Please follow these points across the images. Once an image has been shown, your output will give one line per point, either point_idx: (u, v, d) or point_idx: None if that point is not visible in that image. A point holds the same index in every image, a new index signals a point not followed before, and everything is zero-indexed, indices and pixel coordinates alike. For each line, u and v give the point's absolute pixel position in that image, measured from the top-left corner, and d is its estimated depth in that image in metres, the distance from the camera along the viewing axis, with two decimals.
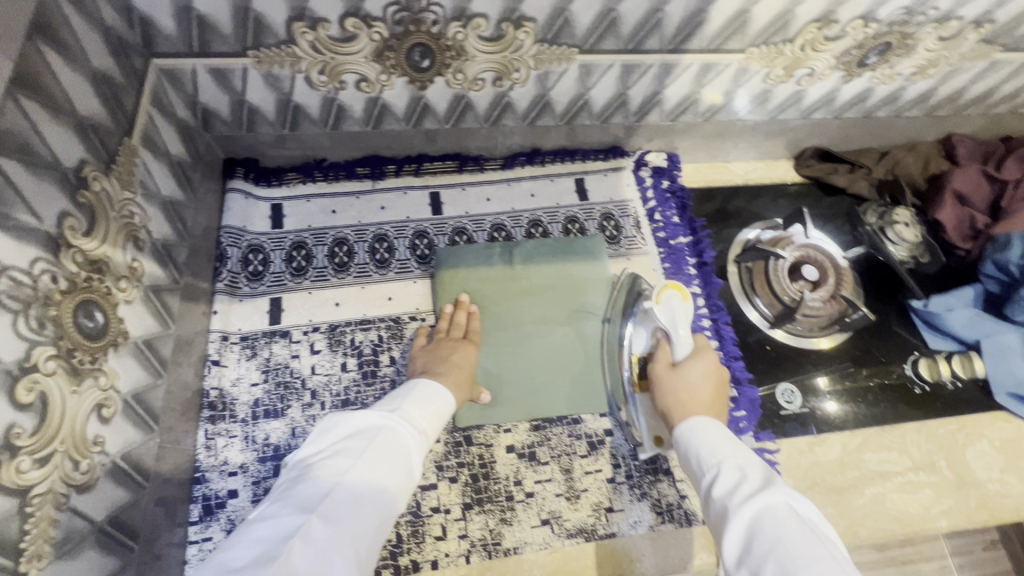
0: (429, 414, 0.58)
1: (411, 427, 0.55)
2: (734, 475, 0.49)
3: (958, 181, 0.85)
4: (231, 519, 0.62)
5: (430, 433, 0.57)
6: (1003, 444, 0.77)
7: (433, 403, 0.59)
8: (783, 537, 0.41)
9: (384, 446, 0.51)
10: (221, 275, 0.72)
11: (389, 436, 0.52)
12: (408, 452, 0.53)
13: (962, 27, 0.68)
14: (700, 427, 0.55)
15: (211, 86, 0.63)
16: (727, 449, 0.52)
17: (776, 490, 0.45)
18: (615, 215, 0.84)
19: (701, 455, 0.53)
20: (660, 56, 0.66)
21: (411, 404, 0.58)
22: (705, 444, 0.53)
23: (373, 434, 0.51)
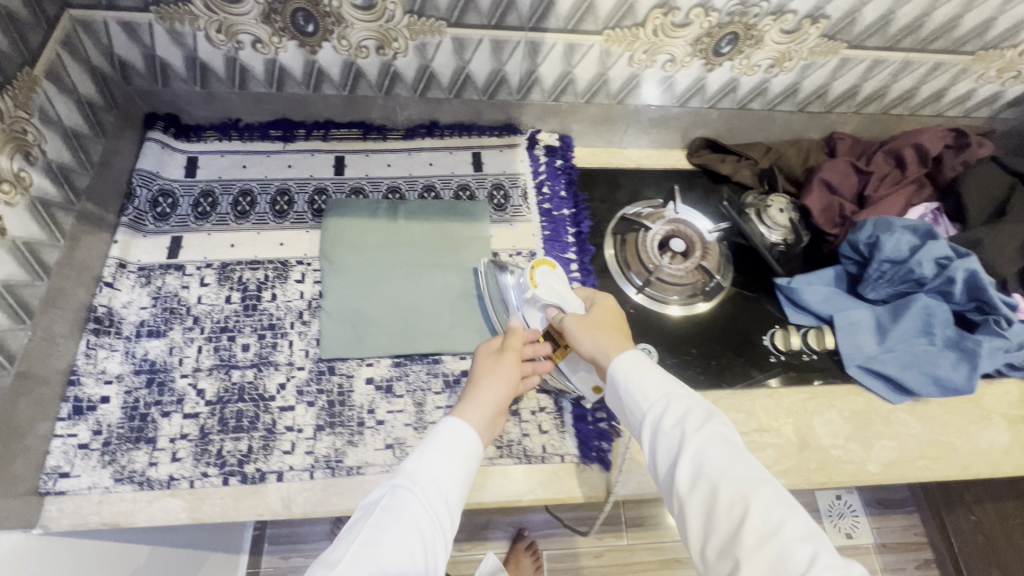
0: (447, 474, 0.57)
1: (410, 488, 0.55)
2: (678, 408, 0.58)
3: (827, 171, 0.90)
4: (98, 421, 0.68)
5: (456, 493, 0.57)
6: (851, 414, 0.81)
7: (447, 449, 0.59)
8: (730, 466, 0.53)
9: (384, 522, 0.53)
10: (127, 211, 0.80)
11: (389, 509, 0.54)
12: (421, 522, 0.53)
13: (799, 20, 0.75)
14: (637, 362, 0.63)
15: (123, 38, 0.72)
16: (661, 383, 0.61)
17: (715, 422, 0.57)
18: (505, 186, 0.91)
19: (643, 392, 0.61)
20: (523, 34, 0.75)
21: (417, 459, 0.58)
22: (650, 380, 0.61)
23: (374, 517, 0.53)
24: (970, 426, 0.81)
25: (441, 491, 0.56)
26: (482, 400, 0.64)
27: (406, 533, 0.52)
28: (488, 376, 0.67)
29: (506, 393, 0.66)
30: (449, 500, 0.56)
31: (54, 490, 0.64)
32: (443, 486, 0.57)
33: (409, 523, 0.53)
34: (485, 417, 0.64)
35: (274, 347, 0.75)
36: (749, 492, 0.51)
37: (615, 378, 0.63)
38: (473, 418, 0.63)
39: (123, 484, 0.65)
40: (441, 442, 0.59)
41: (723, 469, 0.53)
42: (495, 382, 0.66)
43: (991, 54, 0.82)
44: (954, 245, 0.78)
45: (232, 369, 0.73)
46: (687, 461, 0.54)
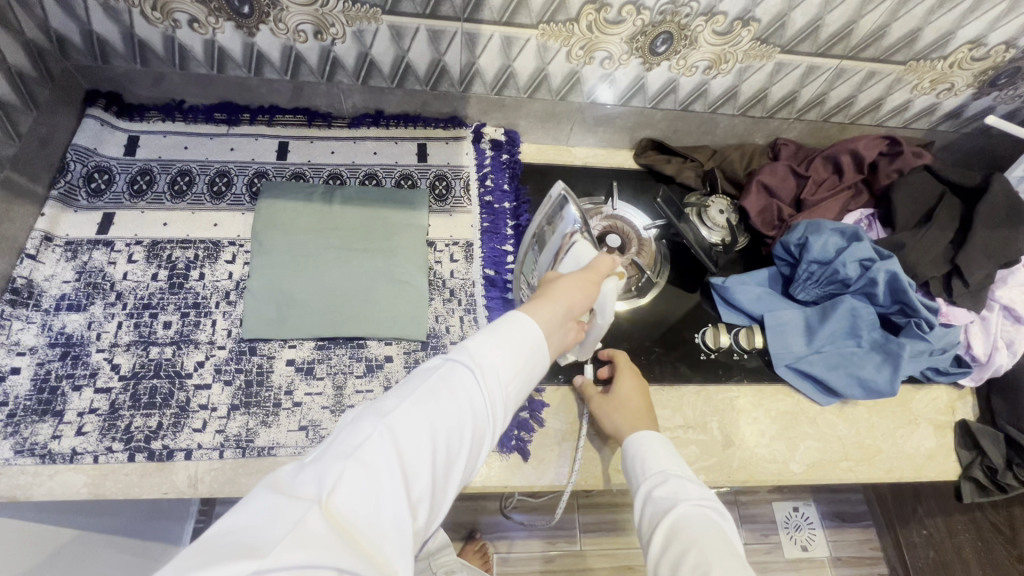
0: (515, 364, 0.52)
1: (475, 371, 0.49)
2: (677, 481, 0.59)
3: (766, 174, 0.91)
4: (6, 391, 0.67)
5: (515, 389, 0.52)
6: (779, 414, 0.80)
7: (519, 344, 0.52)
8: (706, 536, 0.53)
9: (442, 392, 0.47)
10: (58, 185, 0.80)
11: (449, 381, 0.48)
12: (480, 406, 0.48)
13: (730, 22, 0.76)
14: (656, 438, 0.65)
15: (59, 13, 0.73)
16: (665, 459, 0.62)
17: (708, 503, 0.57)
18: (448, 177, 0.91)
19: (647, 461, 0.63)
20: (459, 24, 0.76)
21: (488, 341, 0.51)
22: (661, 453, 0.63)
23: (431, 383, 0.47)
24: (897, 430, 0.81)
25: (503, 381, 0.51)
26: (560, 299, 0.59)
27: (464, 414, 0.47)
28: (566, 280, 0.61)
29: (575, 309, 0.60)
30: (507, 395, 0.51)
31: None
32: (505, 378, 0.51)
33: (468, 403, 0.47)
34: (558, 321, 0.58)
35: (196, 326, 0.74)
36: (715, 561, 0.50)
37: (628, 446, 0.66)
38: (543, 313, 0.57)
39: (23, 456, 0.64)
40: (515, 331, 0.53)
41: (696, 536, 0.53)
42: (572, 288, 0.61)
43: (922, 65, 0.84)
44: (879, 248, 0.79)
45: (150, 345, 0.72)
46: (668, 524, 0.55)
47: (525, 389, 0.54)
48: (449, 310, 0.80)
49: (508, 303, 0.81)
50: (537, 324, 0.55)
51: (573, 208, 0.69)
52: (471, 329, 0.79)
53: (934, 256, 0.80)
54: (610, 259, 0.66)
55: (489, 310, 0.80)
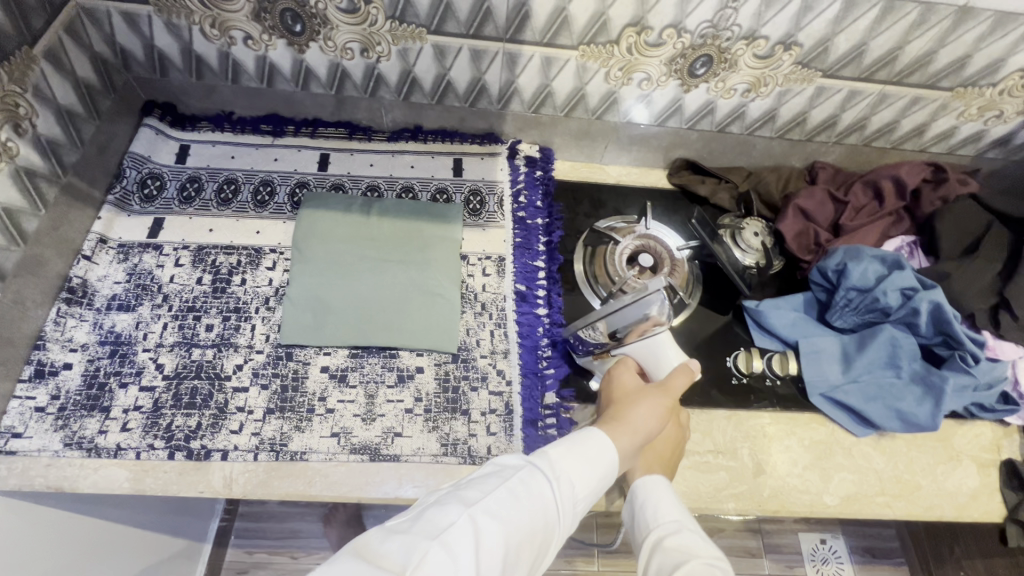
0: (586, 477, 0.55)
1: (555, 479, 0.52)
2: (686, 532, 0.58)
3: (804, 198, 0.90)
4: (58, 386, 0.70)
5: (582, 501, 0.54)
6: (812, 443, 0.78)
7: (593, 458, 0.56)
8: None
9: (524, 494, 0.50)
10: (114, 190, 0.83)
11: (530, 484, 0.51)
12: (553, 519, 0.51)
13: (771, 46, 0.76)
14: (665, 489, 0.63)
15: (124, 28, 0.77)
16: (674, 508, 0.61)
17: (719, 566, 0.53)
18: (482, 192, 0.93)
19: (656, 509, 0.61)
20: (501, 44, 0.77)
21: (568, 450, 0.55)
22: (669, 505, 0.61)
23: (515, 484, 0.50)
24: (938, 467, 0.78)
25: (574, 492, 0.54)
26: (638, 426, 0.62)
27: (539, 520, 0.49)
28: (647, 405, 0.65)
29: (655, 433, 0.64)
30: (574, 508, 0.54)
31: (5, 449, 0.66)
32: (577, 490, 0.54)
33: (544, 513, 0.50)
34: (636, 447, 0.62)
35: (237, 330, 0.77)
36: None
37: (634, 494, 0.64)
38: (623, 442, 0.60)
39: (72, 449, 0.66)
40: (592, 447, 0.57)
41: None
42: (650, 408, 0.65)
43: (969, 91, 0.82)
44: (922, 278, 0.78)
45: (193, 347, 0.75)
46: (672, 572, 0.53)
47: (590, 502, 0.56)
48: (480, 324, 0.81)
49: (538, 319, 0.82)
50: (616, 451, 0.58)
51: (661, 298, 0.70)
52: (501, 343, 0.79)
53: (979, 288, 0.78)
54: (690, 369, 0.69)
55: (519, 325, 0.81)
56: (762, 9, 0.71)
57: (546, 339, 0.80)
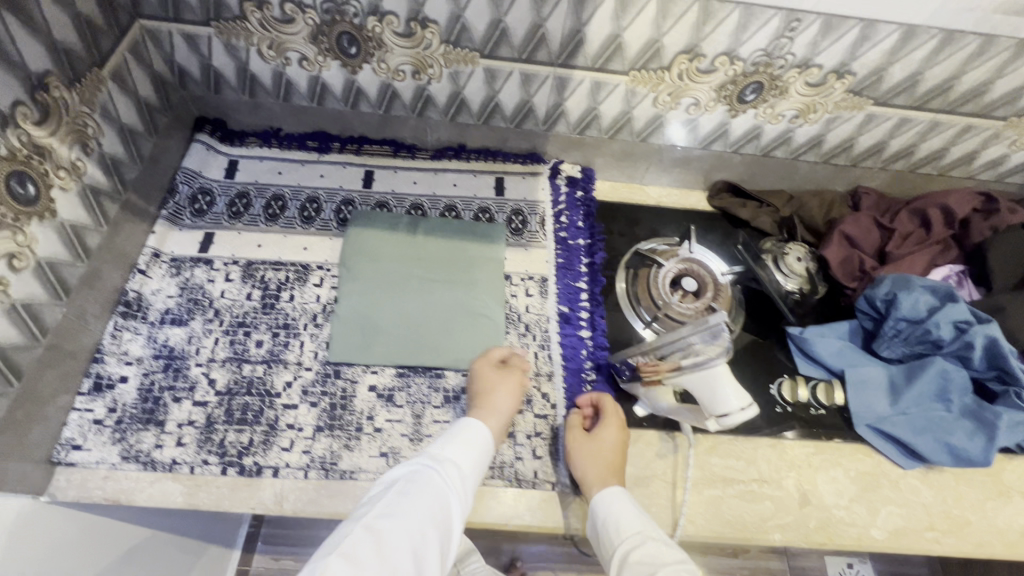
0: (468, 455, 0.64)
1: (434, 466, 0.61)
2: (651, 545, 0.61)
3: (849, 225, 0.89)
4: (114, 399, 0.71)
5: (472, 474, 0.64)
6: (858, 475, 0.77)
7: (468, 443, 0.65)
8: None
9: (410, 489, 0.59)
10: (167, 205, 0.85)
11: (414, 481, 0.60)
12: (447, 494, 0.60)
13: (824, 74, 0.76)
14: (622, 497, 0.66)
15: (184, 48, 0.78)
16: (634, 520, 0.64)
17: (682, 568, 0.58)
18: (524, 212, 0.93)
19: (618, 524, 0.64)
20: (552, 69, 0.78)
21: (442, 446, 0.65)
22: (626, 514, 0.64)
23: (398, 485, 0.59)
24: (987, 502, 0.76)
25: (460, 468, 0.63)
26: (500, 407, 0.70)
27: (430, 502, 0.58)
28: (505, 387, 0.72)
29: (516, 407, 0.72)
30: (467, 481, 0.63)
31: (65, 461, 0.67)
32: (460, 467, 0.63)
33: (435, 492, 0.59)
34: (504, 425, 0.70)
35: (286, 346, 0.78)
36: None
37: (594, 510, 0.66)
38: (492, 424, 0.69)
39: (129, 463, 0.68)
40: (464, 433, 0.66)
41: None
42: (507, 390, 0.72)
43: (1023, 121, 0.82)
44: (975, 310, 0.77)
45: (244, 363, 0.76)
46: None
47: (480, 474, 0.65)
48: (523, 345, 0.81)
49: (581, 341, 0.82)
50: (487, 430, 0.68)
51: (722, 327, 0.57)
52: (545, 366, 0.80)
53: None
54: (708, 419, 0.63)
55: (562, 348, 0.81)
56: (818, 39, 0.71)
57: (589, 363, 0.80)
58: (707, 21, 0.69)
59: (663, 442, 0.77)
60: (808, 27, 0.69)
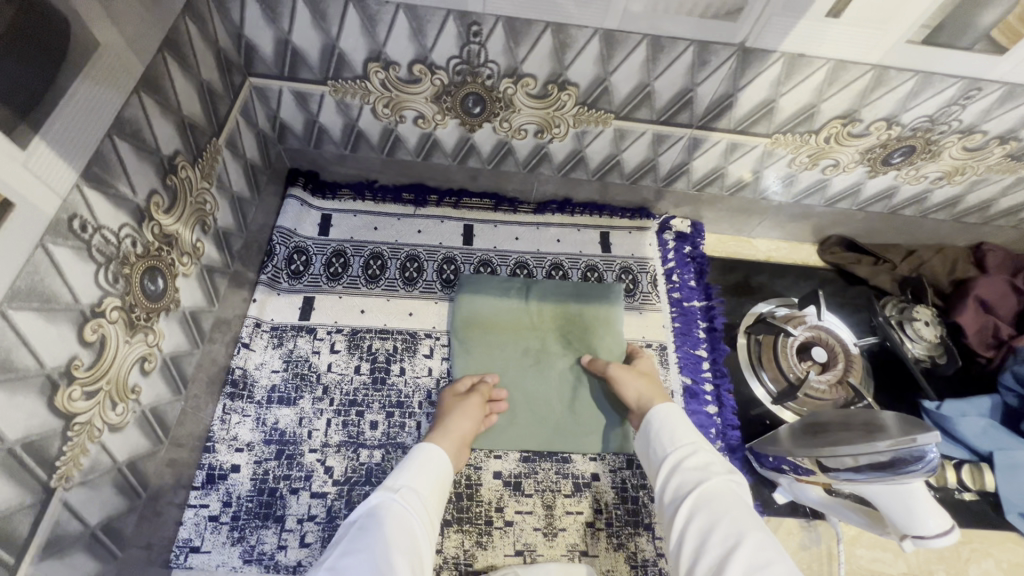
0: (429, 479, 0.59)
1: (393, 496, 0.56)
2: (707, 454, 0.59)
3: (983, 288, 0.84)
4: (228, 491, 0.66)
5: (435, 502, 0.59)
6: (1010, 566, 0.74)
7: (426, 467, 0.60)
8: (734, 510, 0.52)
9: (370, 524, 0.53)
10: (266, 269, 0.80)
11: (374, 514, 0.54)
12: (412, 521, 0.54)
13: (987, 140, 0.70)
14: (676, 413, 0.65)
15: (292, 105, 0.73)
16: (692, 432, 0.62)
17: (735, 480, 0.57)
18: (634, 270, 0.88)
19: (674, 432, 0.62)
20: (689, 131, 0.72)
21: (400, 472, 0.59)
22: (676, 428, 0.63)
23: (358, 523, 0.53)
24: None
25: (419, 492, 0.58)
26: (454, 429, 0.66)
27: (393, 532, 0.52)
28: (460, 410, 0.68)
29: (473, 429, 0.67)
30: (428, 504, 0.58)
31: (183, 566, 0.62)
32: (420, 492, 0.58)
33: (400, 520, 0.54)
34: (458, 449, 0.66)
35: (402, 428, 0.72)
36: (748, 527, 0.51)
37: (650, 422, 0.66)
38: (448, 446, 0.64)
39: (251, 565, 0.63)
40: (419, 456, 0.61)
41: (729, 497, 0.54)
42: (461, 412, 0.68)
43: None
44: None
45: (360, 447, 0.71)
46: (698, 492, 0.55)
47: (442, 498, 0.60)
48: None
49: (710, 420, 0.78)
50: (445, 453, 0.63)
51: (928, 445, 0.53)
52: None
53: None
54: (898, 534, 0.57)
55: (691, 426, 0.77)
56: (993, 106, 0.65)
57: (720, 444, 0.76)
58: (877, 88, 0.64)
59: (806, 531, 0.74)
60: (986, 96, 0.63)
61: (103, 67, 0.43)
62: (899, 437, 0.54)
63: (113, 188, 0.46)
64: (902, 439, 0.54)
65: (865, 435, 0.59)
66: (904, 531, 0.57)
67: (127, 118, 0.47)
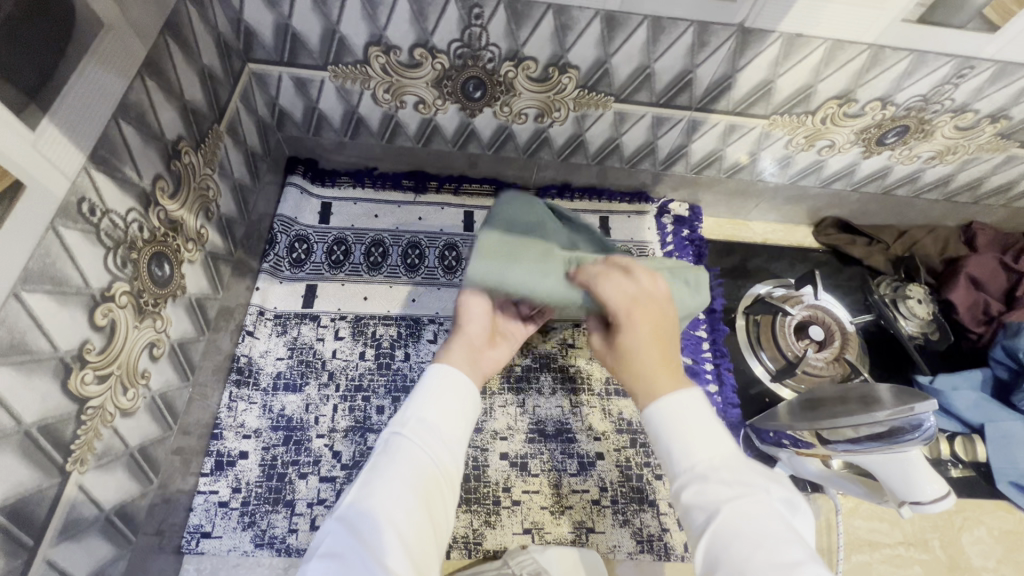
0: (450, 409, 0.50)
1: (403, 434, 0.47)
2: (721, 479, 0.43)
3: (974, 266, 0.86)
4: (237, 477, 0.66)
5: (459, 436, 0.50)
6: (1002, 534, 0.76)
7: (446, 397, 0.50)
8: (761, 559, 0.38)
9: (383, 469, 0.45)
10: (268, 257, 0.80)
11: (390, 454, 0.46)
12: (426, 460, 0.46)
13: (978, 119, 0.71)
14: (671, 411, 0.46)
15: (291, 91, 0.72)
16: (704, 445, 0.44)
17: (759, 500, 0.41)
18: (633, 253, 0.89)
19: (675, 445, 0.45)
20: (688, 113, 0.73)
21: (415, 402, 0.50)
22: (675, 435, 0.45)
23: (371, 467, 0.46)
24: None
25: (440, 428, 0.49)
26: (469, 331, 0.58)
27: (412, 477, 0.45)
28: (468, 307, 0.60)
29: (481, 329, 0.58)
30: (452, 441, 0.49)
31: (195, 551, 0.63)
32: (442, 432, 0.49)
33: (410, 462, 0.46)
34: (473, 354, 0.57)
35: None
36: None
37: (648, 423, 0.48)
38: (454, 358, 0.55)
39: (262, 549, 0.63)
40: (435, 384, 0.51)
41: (756, 548, 0.39)
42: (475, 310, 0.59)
43: None
44: None
45: (367, 432, 0.71)
46: (709, 539, 0.41)
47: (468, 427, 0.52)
48: None
49: (710, 399, 0.79)
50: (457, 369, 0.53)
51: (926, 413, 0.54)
52: None
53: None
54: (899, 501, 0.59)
55: None
56: (984, 85, 0.66)
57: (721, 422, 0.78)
58: (873, 68, 0.65)
59: (806, 505, 0.75)
60: (978, 74, 0.65)
61: (109, 50, 0.43)
62: (898, 406, 0.55)
63: (120, 172, 0.46)
64: (901, 407, 0.55)
65: (864, 406, 0.60)
66: (904, 499, 0.58)
67: (132, 101, 0.47)
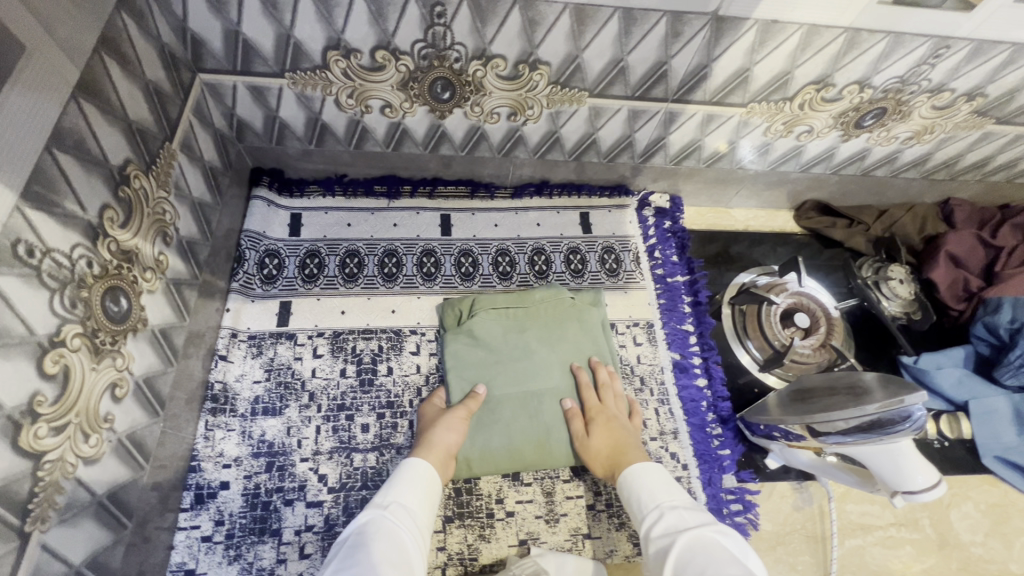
0: (418, 493, 0.57)
1: (386, 514, 0.53)
2: (676, 513, 0.52)
3: (954, 244, 0.86)
4: (219, 509, 0.64)
5: (426, 522, 0.56)
6: (988, 508, 0.77)
7: (419, 483, 0.58)
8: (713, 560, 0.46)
9: (367, 543, 0.50)
10: (237, 276, 0.76)
11: (371, 532, 0.51)
12: (403, 535, 0.52)
13: (954, 98, 0.71)
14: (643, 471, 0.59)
15: (248, 101, 0.68)
16: (665, 490, 0.56)
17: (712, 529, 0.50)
18: (616, 249, 0.87)
19: (643, 493, 0.56)
20: (664, 105, 0.71)
21: (393, 489, 0.57)
22: (645, 486, 0.57)
23: (352, 542, 0.50)
24: None
25: (412, 510, 0.55)
26: (438, 442, 0.63)
27: (392, 549, 0.50)
28: (443, 423, 0.65)
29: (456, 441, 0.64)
30: (422, 526, 0.55)
31: None
32: (414, 512, 0.55)
33: (391, 539, 0.51)
34: (446, 459, 0.63)
35: (394, 428, 0.71)
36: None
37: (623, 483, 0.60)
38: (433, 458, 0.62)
39: None
40: (410, 472, 0.59)
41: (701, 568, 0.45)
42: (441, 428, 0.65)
43: None
44: None
45: (353, 452, 0.69)
46: (674, 559, 0.48)
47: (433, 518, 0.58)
48: (643, 402, 0.77)
49: (700, 393, 0.79)
50: (428, 466, 0.60)
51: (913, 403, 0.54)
52: (669, 423, 0.76)
53: None
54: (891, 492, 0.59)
55: (682, 401, 0.78)
56: (960, 64, 0.65)
57: (712, 415, 0.78)
58: (850, 52, 0.63)
59: (799, 493, 0.76)
60: (954, 53, 0.64)
61: (33, 75, 0.39)
62: (887, 398, 0.55)
63: (60, 207, 0.43)
64: (891, 400, 0.55)
65: (854, 398, 0.60)
66: (896, 491, 0.58)
67: (66, 128, 0.43)
